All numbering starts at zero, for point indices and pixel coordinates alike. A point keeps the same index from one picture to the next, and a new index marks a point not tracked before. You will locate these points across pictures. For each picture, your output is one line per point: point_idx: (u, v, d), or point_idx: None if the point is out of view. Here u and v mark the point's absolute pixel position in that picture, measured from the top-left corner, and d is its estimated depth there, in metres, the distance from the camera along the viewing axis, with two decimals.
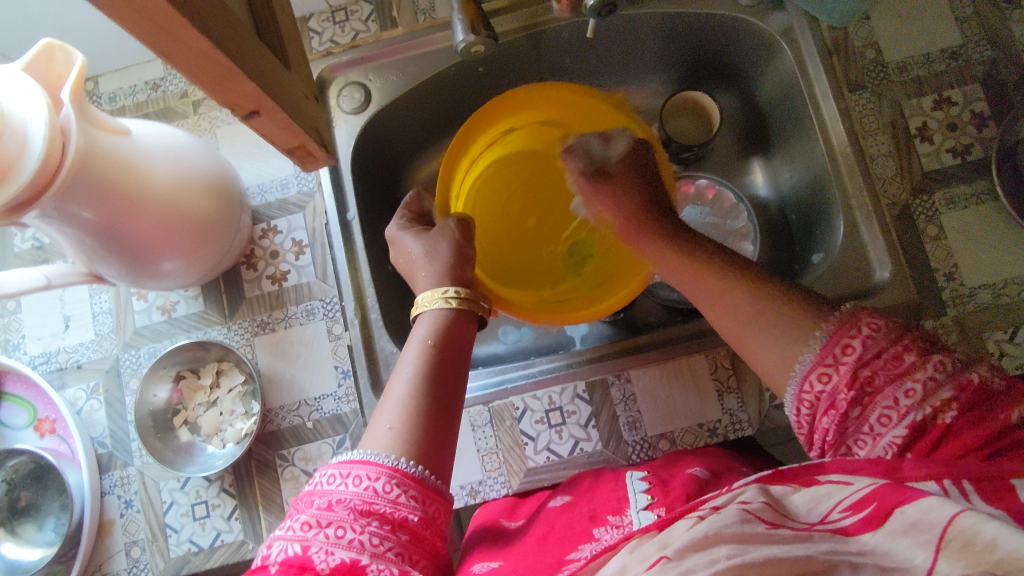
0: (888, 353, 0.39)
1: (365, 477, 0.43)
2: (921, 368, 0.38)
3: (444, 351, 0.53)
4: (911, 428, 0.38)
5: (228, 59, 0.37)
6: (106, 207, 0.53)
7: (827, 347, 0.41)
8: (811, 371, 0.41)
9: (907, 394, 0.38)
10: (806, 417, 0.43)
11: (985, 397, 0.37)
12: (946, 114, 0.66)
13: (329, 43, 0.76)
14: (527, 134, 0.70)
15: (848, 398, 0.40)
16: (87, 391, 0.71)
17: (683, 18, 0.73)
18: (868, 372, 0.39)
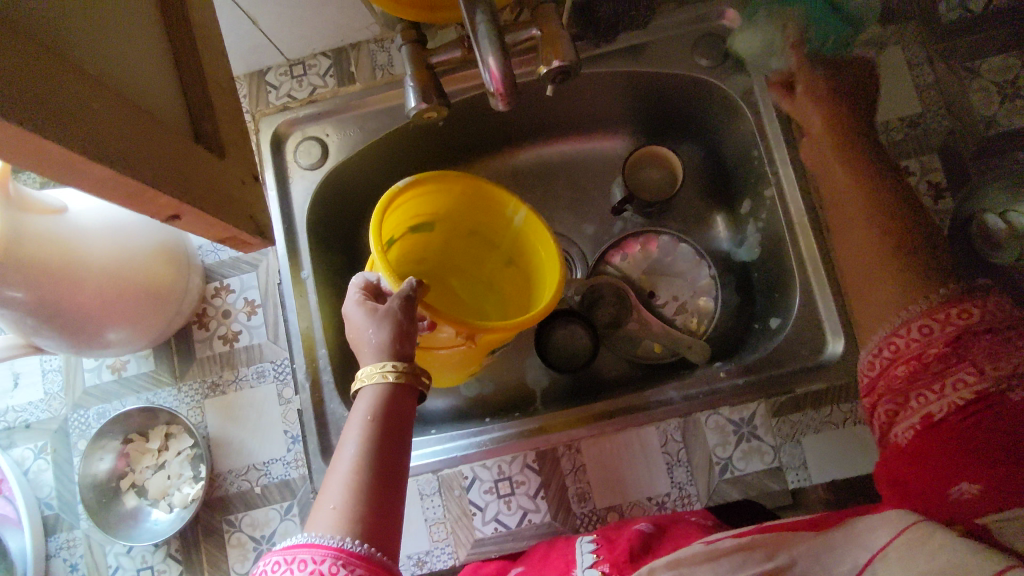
0: (1001, 334, 0.47)
1: (310, 561, 0.42)
2: (1011, 359, 0.46)
3: (388, 426, 0.51)
4: (976, 394, 0.45)
5: (139, 179, 0.36)
6: (40, 286, 0.52)
7: (947, 307, 0.49)
8: (917, 322, 0.50)
9: (989, 373, 0.45)
10: (883, 361, 0.52)
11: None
12: (903, 183, 0.65)
13: (285, 97, 0.74)
14: (409, 248, 0.68)
15: (930, 356, 0.48)
16: (35, 451, 0.70)
17: (645, 77, 0.72)
18: (955, 339, 0.48)
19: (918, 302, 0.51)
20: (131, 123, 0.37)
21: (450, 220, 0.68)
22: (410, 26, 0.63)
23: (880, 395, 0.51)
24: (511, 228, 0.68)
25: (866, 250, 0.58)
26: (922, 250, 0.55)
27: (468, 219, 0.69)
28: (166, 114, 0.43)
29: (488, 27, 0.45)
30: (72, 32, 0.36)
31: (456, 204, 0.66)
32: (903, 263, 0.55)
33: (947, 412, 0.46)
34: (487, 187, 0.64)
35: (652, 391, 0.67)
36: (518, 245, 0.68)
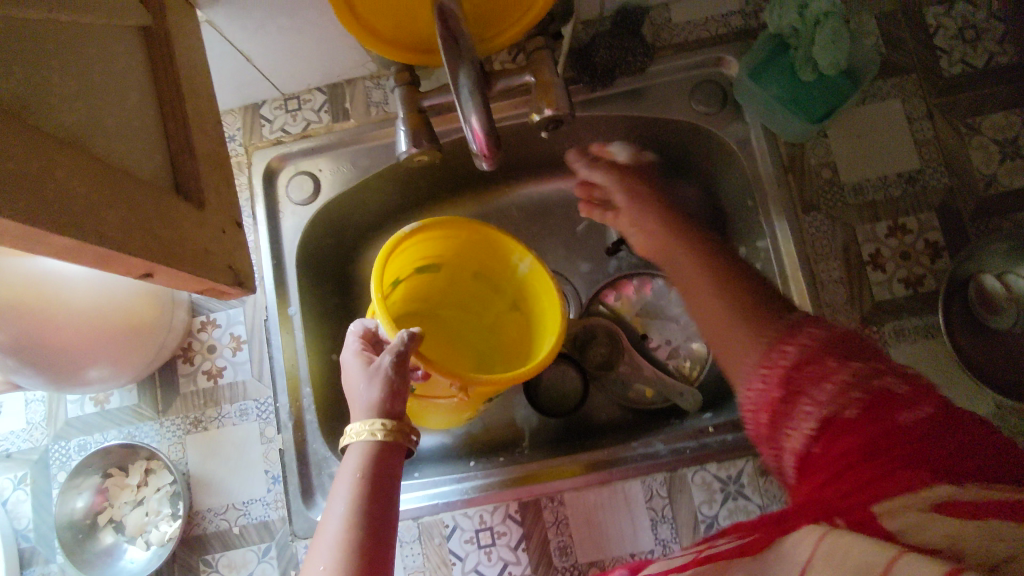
0: (816, 360, 0.41)
1: None
2: (837, 374, 0.40)
3: (377, 486, 0.50)
4: (822, 424, 0.39)
5: (105, 244, 0.35)
6: (19, 328, 0.52)
7: (773, 349, 0.44)
8: (756, 370, 0.44)
9: (825, 394, 0.40)
10: (749, 415, 0.45)
11: (888, 398, 0.38)
12: (900, 241, 0.64)
13: (280, 131, 0.73)
14: (411, 287, 0.67)
15: (776, 397, 0.42)
16: (14, 481, 0.70)
17: (640, 122, 0.71)
18: (795, 372, 0.42)
19: (755, 349, 0.45)
20: (97, 181, 0.36)
21: (455, 262, 0.68)
22: (403, 69, 0.63)
23: (762, 447, 0.45)
24: (516, 274, 0.67)
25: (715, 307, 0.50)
26: (757, 295, 0.49)
27: (474, 261, 0.69)
28: (143, 170, 0.43)
29: (470, 80, 0.44)
30: (35, 89, 0.35)
31: (462, 248, 0.66)
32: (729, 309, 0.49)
33: (810, 449, 0.40)
34: (494, 235, 0.64)
35: (639, 443, 0.66)
36: (523, 291, 0.68)
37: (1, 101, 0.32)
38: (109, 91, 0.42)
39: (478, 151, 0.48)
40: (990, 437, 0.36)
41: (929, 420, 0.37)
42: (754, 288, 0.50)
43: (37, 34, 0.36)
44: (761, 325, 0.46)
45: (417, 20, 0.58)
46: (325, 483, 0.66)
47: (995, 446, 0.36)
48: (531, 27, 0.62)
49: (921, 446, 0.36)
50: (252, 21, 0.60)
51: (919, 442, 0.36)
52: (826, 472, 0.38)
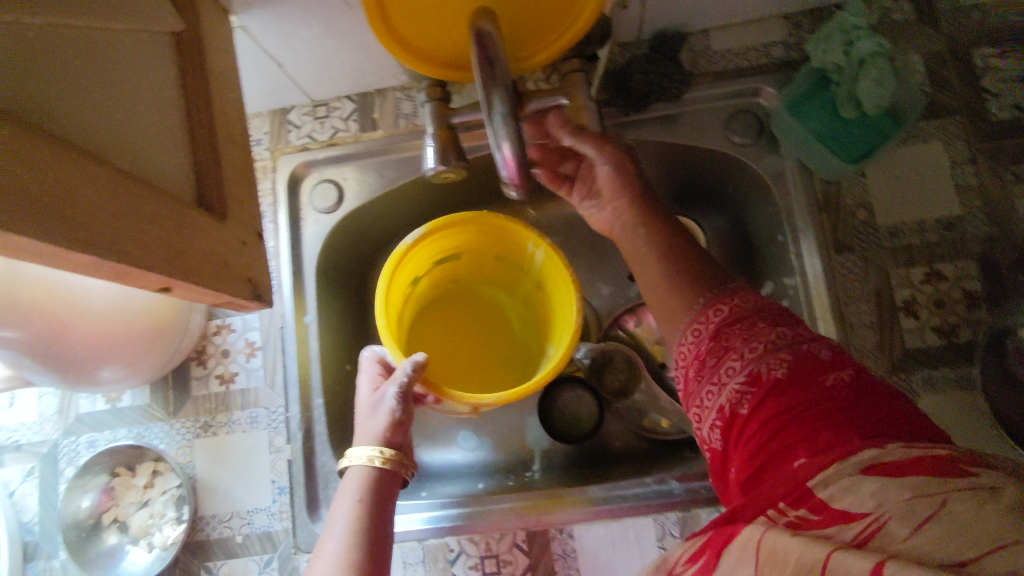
0: (747, 320, 0.48)
1: None
2: (765, 334, 0.47)
3: (378, 511, 0.50)
4: (748, 378, 0.45)
5: (125, 260, 0.35)
6: (36, 328, 0.51)
7: (706, 310, 0.51)
8: (690, 327, 0.52)
9: (752, 351, 0.46)
10: (685, 371, 0.51)
11: (816, 361, 0.44)
12: (936, 289, 0.62)
13: (307, 137, 0.73)
14: (428, 278, 0.69)
15: (707, 352, 0.49)
16: (22, 473, 0.70)
17: (672, 149, 0.70)
18: (726, 332, 0.49)
19: (691, 308, 0.53)
20: (119, 195, 0.35)
21: (471, 253, 0.68)
22: (435, 84, 0.62)
23: (687, 401, 0.51)
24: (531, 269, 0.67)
25: (658, 281, 0.58)
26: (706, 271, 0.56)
27: (491, 251, 0.69)
28: (166, 180, 0.42)
29: (504, 108, 0.43)
30: (64, 99, 0.34)
31: (476, 242, 0.66)
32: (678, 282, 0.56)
33: (734, 403, 0.45)
34: (505, 232, 0.64)
35: (654, 478, 0.64)
36: (542, 282, 0.67)
37: (26, 112, 0.31)
38: (137, 100, 0.41)
39: (507, 180, 0.48)
40: (898, 402, 0.42)
41: (848, 384, 0.42)
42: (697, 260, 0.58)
43: (65, 43, 0.35)
44: (700, 291, 0.54)
45: (452, 37, 0.57)
46: (331, 497, 0.66)
47: (902, 410, 0.42)
48: (566, 50, 0.60)
49: (838, 403, 0.41)
50: (287, 29, 0.59)
51: (837, 400, 0.41)
52: (750, 425, 0.44)
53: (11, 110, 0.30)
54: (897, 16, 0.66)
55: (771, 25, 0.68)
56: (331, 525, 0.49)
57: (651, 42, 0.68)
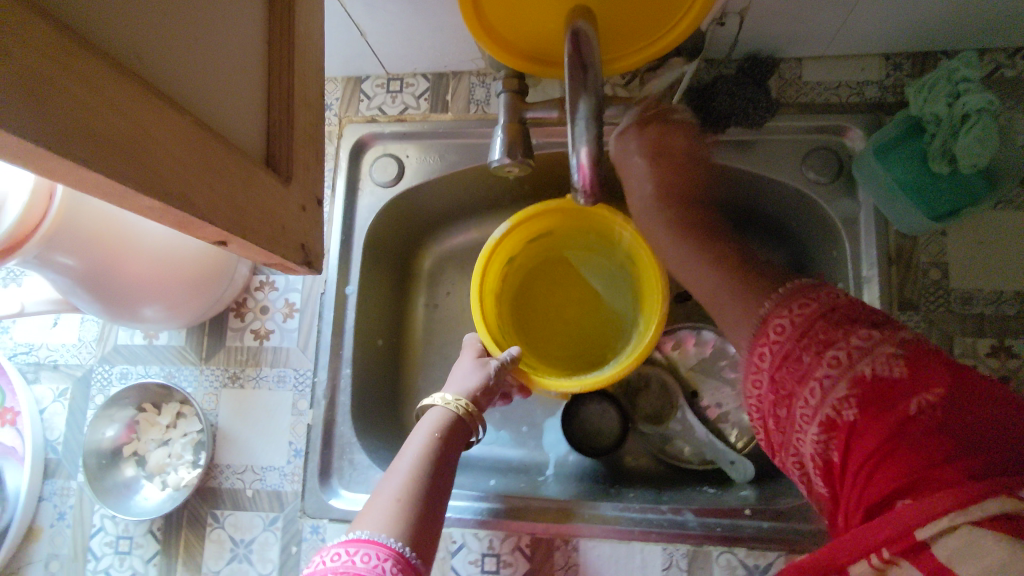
0: (794, 356, 0.42)
1: (374, 556, 0.41)
2: (817, 368, 0.40)
3: (447, 447, 0.54)
4: (823, 427, 0.39)
5: (189, 210, 0.35)
6: (91, 258, 0.52)
7: (753, 351, 0.45)
8: (750, 376, 0.46)
9: (814, 397, 0.40)
10: (763, 417, 0.46)
11: (887, 385, 0.37)
12: (1001, 364, 0.59)
13: (376, 110, 0.73)
14: (526, 254, 0.74)
15: (773, 400, 0.44)
16: (55, 392, 0.71)
17: (744, 175, 0.67)
18: (780, 376, 0.43)
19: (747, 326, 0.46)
20: (192, 146, 0.35)
21: (562, 230, 0.73)
22: (513, 75, 0.61)
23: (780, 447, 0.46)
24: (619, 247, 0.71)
25: (713, 289, 0.52)
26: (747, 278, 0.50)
27: (582, 229, 0.73)
28: (239, 134, 0.42)
29: (588, 112, 0.42)
30: (153, 42, 0.34)
31: (567, 221, 0.71)
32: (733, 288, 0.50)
33: (823, 452, 0.40)
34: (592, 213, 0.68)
35: (669, 507, 0.63)
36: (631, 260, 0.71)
37: (115, 50, 0.31)
38: (221, 51, 0.41)
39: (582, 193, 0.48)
40: (996, 406, 0.36)
41: (936, 405, 0.35)
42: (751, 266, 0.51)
43: None
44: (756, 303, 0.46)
45: (541, 33, 0.55)
46: (344, 469, 0.66)
47: (1003, 413, 0.35)
48: (652, 59, 0.58)
49: (931, 436, 0.35)
50: None
51: (930, 433, 0.35)
52: (849, 476, 0.39)
53: (101, 46, 0.30)
54: (1010, 73, 0.63)
55: (871, 63, 0.66)
56: (400, 457, 0.52)
57: (742, 63, 0.66)
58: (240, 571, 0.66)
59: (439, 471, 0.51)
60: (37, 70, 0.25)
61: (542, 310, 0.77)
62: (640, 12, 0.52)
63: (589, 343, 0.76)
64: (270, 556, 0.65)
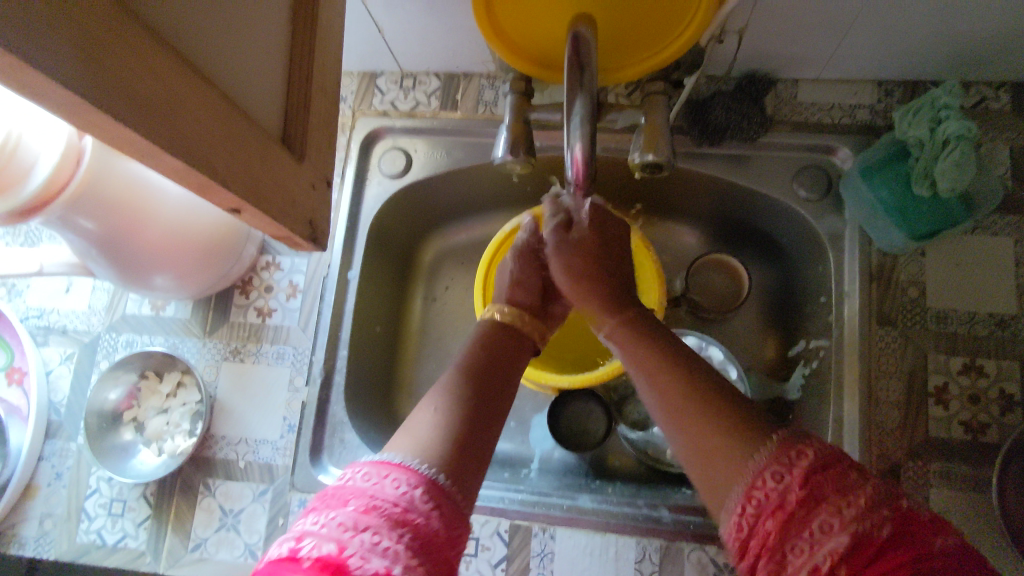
0: (838, 467, 0.36)
1: (404, 482, 0.39)
2: (860, 487, 0.35)
3: (479, 387, 0.51)
4: (855, 538, 0.33)
5: (210, 176, 0.38)
6: (110, 222, 0.55)
7: (779, 453, 0.38)
8: (756, 475, 0.37)
9: (854, 508, 0.34)
10: (747, 520, 0.37)
11: (919, 521, 0.35)
12: (972, 382, 0.61)
13: (389, 105, 0.76)
14: None
15: (795, 500, 0.36)
16: (63, 356, 0.74)
17: (733, 188, 0.71)
18: (817, 479, 0.36)
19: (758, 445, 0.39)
20: (216, 114, 0.38)
21: None
22: (521, 78, 0.64)
23: (758, 559, 0.37)
24: None
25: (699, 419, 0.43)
26: (727, 397, 0.43)
27: None
28: (261, 113, 0.45)
29: (584, 111, 0.44)
30: (191, 21, 0.37)
31: None
32: (713, 422, 0.42)
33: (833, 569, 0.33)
34: None
35: (646, 503, 0.65)
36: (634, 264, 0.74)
37: (158, 25, 0.34)
38: (248, 33, 0.44)
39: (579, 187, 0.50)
40: None
41: (961, 552, 0.33)
42: (711, 376, 0.46)
43: None
44: (751, 440, 0.39)
45: (549, 38, 0.59)
46: (334, 446, 0.68)
47: None
48: (654, 71, 0.61)
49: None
50: None
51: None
52: None
53: (148, 20, 0.33)
54: (994, 105, 0.66)
55: (863, 89, 0.69)
56: (437, 385, 0.51)
57: (740, 81, 0.69)
58: (226, 540, 0.67)
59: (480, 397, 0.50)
60: (87, 30, 0.28)
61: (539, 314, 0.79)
62: (643, 22, 0.55)
63: (575, 351, 0.78)
64: (258, 527, 0.67)
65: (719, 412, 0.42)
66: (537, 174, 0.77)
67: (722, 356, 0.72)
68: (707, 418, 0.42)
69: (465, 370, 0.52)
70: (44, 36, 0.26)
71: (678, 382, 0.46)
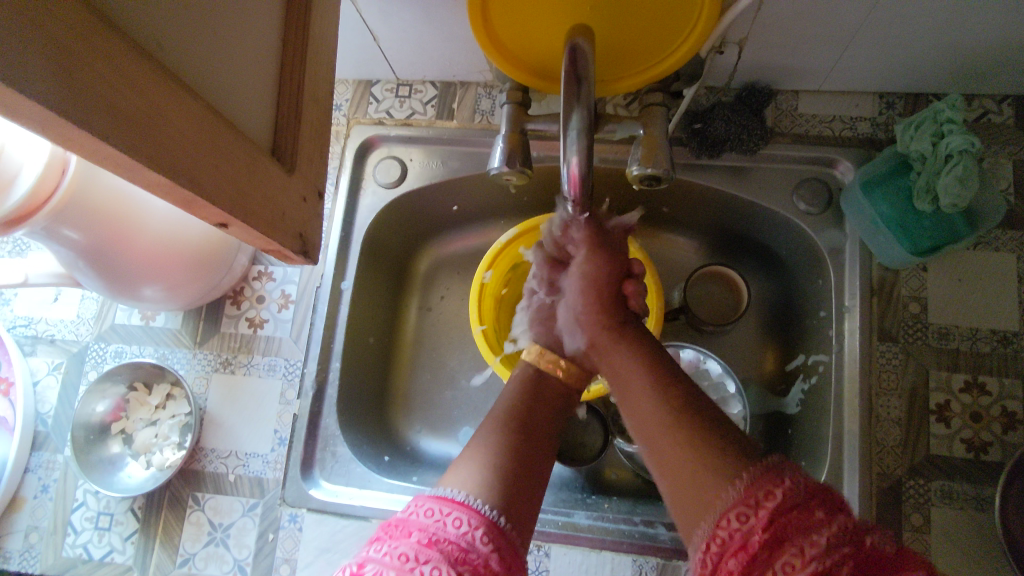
0: (805, 507, 0.36)
1: (465, 522, 0.41)
2: (824, 527, 0.35)
3: (526, 426, 0.52)
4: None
5: (196, 192, 0.36)
6: (97, 233, 0.54)
7: (747, 491, 0.37)
8: (725, 511, 0.37)
9: (814, 549, 0.34)
10: (712, 558, 0.37)
11: (886, 560, 0.34)
12: (974, 400, 0.60)
13: (384, 113, 0.75)
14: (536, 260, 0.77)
15: (758, 543, 0.35)
16: (50, 366, 0.73)
17: (733, 200, 0.70)
18: (779, 521, 0.36)
19: (724, 474, 0.39)
20: (201, 128, 0.37)
21: None
22: (517, 88, 0.63)
23: None
24: None
25: (674, 438, 0.43)
26: (707, 418, 0.44)
27: None
28: (250, 124, 0.44)
29: (580, 124, 0.43)
30: (176, 32, 0.36)
31: None
32: (695, 449, 0.41)
33: None
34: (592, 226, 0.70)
35: (642, 519, 0.63)
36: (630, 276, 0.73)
37: (141, 37, 0.33)
38: (236, 43, 0.43)
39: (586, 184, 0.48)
40: None
41: None
42: (689, 393, 0.46)
43: None
44: (729, 467, 0.39)
45: (546, 48, 0.58)
46: (326, 460, 0.67)
47: None
48: (652, 82, 0.60)
49: None
50: (390, 7, 0.61)
51: None
52: None
53: (130, 32, 0.32)
54: (997, 119, 0.65)
55: (864, 101, 0.68)
56: (487, 419, 0.53)
57: (739, 92, 0.68)
58: (215, 555, 0.66)
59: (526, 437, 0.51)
60: (62, 44, 0.27)
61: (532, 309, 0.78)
62: (642, 33, 0.54)
63: None
64: (248, 542, 0.66)
65: (699, 434, 0.42)
66: (534, 185, 0.76)
67: (721, 371, 0.72)
68: (686, 440, 0.42)
69: (513, 407, 0.54)
70: (17, 50, 0.25)
71: (661, 402, 0.46)
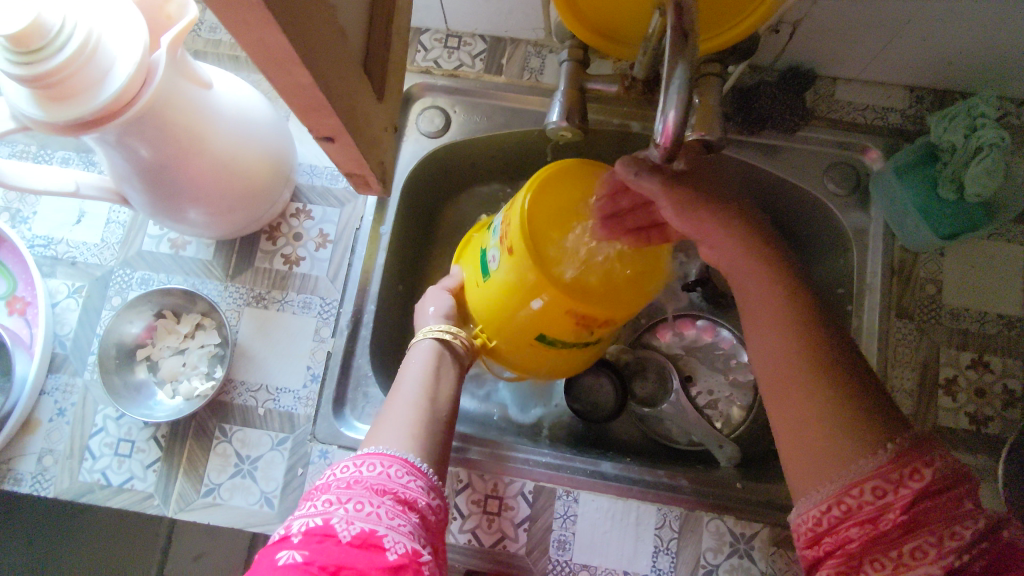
0: (951, 495, 0.41)
1: (379, 465, 0.45)
2: (968, 519, 0.40)
3: (435, 394, 0.54)
4: (945, 570, 0.39)
5: (324, 98, 0.37)
6: (166, 150, 0.53)
7: (895, 467, 0.41)
8: (862, 484, 0.42)
9: (956, 539, 0.40)
10: (831, 519, 0.43)
11: (1015, 548, 0.40)
12: (978, 376, 0.65)
13: (432, 62, 0.75)
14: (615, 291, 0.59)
15: (898, 522, 0.41)
16: (70, 288, 0.71)
17: (771, 181, 0.73)
18: (923, 506, 0.41)
19: (864, 451, 0.42)
20: (335, 36, 0.37)
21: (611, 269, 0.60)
22: (579, 46, 0.65)
23: (829, 551, 0.43)
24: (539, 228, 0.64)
25: (815, 410, 0.45)
26: (850, 383, 0.46)
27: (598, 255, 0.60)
28: (357, 44, 0.45)
29: (684, 76, 0.44)
30: None
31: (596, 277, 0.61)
32: (839, 410, 0.44)
33: None
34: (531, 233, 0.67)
35: (665, 473, 0.68)
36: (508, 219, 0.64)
37: None
38: None
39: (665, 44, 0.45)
40: None
41: None
42: (841, 350, 0.48)
43: None
44: (871, 440, 0.43)
45: (615, 7, 0.57)
46: (357, 400, 0.69)
47: None
48: (710, 53, 0.62)
49: None
50: None
51: None
52: None
53: None
54: (1016, 120, 0.70)
55: (897, 93, 0.72)
56: (398, 387, 0.54)
57: (784, 73, 0.71)
58: (241, 486, 0.66)
59: (439, 404, 0.54)
60: None
61: (589, 291, 0.54)
62: None
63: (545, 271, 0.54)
64: (275, 475, 0.66)
65: (845, 402, 0.45)
66: (575, 148, 0.77)
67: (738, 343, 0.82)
68: (833, 401, 0.45)
69: (424, 383, 0.54)
70: None
71: (801, 356, 0.48)
